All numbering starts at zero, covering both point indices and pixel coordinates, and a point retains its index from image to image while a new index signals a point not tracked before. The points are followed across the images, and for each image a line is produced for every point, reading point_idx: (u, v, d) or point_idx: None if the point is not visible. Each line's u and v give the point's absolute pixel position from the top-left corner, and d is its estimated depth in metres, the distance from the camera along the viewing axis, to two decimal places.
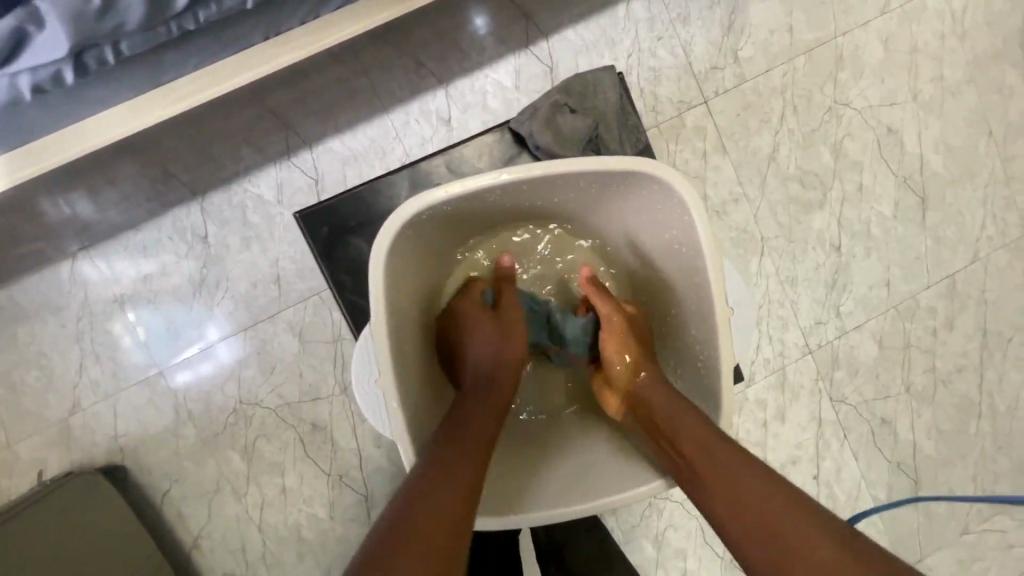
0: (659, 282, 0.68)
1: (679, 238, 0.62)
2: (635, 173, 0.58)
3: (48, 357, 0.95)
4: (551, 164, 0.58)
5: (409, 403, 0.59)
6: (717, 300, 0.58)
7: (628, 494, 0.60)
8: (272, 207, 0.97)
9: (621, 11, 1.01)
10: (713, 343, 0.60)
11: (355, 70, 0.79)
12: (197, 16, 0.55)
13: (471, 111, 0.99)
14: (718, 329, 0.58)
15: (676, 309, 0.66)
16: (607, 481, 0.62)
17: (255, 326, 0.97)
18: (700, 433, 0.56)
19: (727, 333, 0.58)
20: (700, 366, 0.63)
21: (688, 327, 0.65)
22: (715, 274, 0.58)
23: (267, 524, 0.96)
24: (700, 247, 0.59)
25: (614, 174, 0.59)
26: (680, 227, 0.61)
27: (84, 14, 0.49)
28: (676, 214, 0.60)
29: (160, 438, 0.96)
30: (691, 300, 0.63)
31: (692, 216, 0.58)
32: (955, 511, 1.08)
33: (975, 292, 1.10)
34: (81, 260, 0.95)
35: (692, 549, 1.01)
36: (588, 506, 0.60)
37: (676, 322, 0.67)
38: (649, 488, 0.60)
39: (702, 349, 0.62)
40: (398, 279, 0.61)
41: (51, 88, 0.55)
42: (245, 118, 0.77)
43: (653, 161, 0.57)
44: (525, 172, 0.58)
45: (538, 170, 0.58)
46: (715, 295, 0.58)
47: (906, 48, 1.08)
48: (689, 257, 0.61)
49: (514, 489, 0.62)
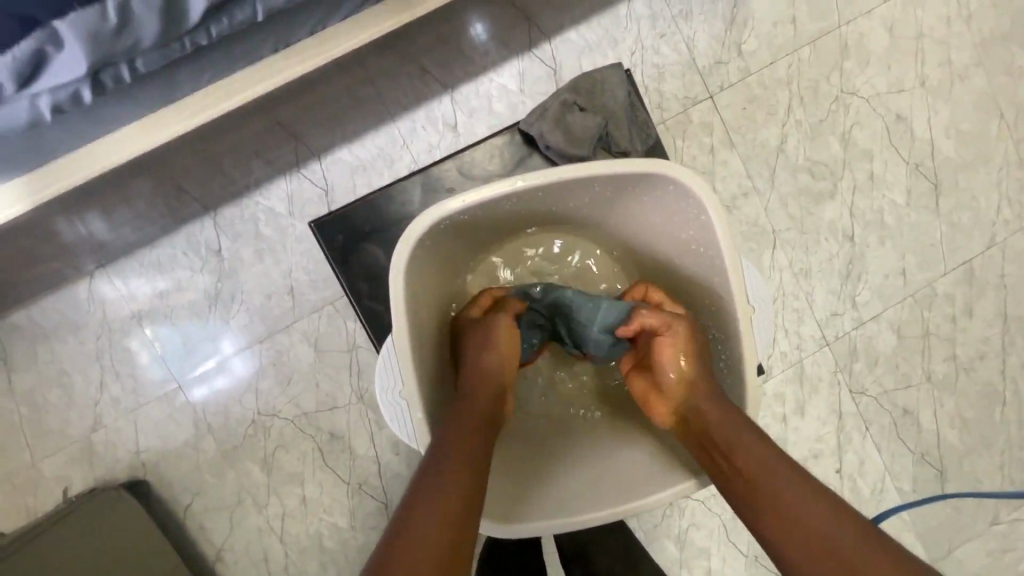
0: (677, 283, 0.68)
1: (695, 238, 0.62)
2: (651, 176, 0.58)
3: (69, 375, 0.96)
4: (565, 170, 0.58)
5: (433, 412, 0.59)
6: (737, 298, 0.58)
7: (640, 501, 0.60)
8: (284, 219, 0.97)
9: (623, 9, 1.01)
10: (735, 341, 0.60)
11: (362, 79, 0.79)
12: (210, 31, 0.55)
13: (477, 115, 0.99)
14: (740, 326, 0.58)
15: (694, 309, 0.66)
16: (617, 490, 0.63)
17: (271, 338, 0.98)
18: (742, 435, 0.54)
19: (749, 330, 0.58)
20: (723, 365, 0.63)
21: (707, 326, 0.65)
22: (734, 272, 0.58)
23: (289, 534, 0.96)
24: (718, 245, 0.59)
25: (630, 177, 0.59)
26: (697, 226, 0.61)
27: (100, 34, 0.49)
28: (691, 214, 0.60)
29: (180, 452, 0.97)
30: (711, 300, 0.63)
31: (710, 216, 0.58)
32: (983, 501, 1.06)
33: (993, 277, 1.08)
34: (99, 278, 0.97)
35: (716, 547, 1.00)
36: (599, 514, 0.60)
37: (695, 322, 0.67)
38: (659, 493, 0.61)
39: (723, 347, 0.62)
40: (418, 290, 0.61)
41: (70, 107, 0.57)
42: (256, 131, 0.78)
43: (668, 163, 0.57)
44: (541, 178, 0.58)
45: (552, 176, 0.58)
46: (736, 293, 0.58)
47: (911, 34, 1.07)
48: (706, 256, 0.61)
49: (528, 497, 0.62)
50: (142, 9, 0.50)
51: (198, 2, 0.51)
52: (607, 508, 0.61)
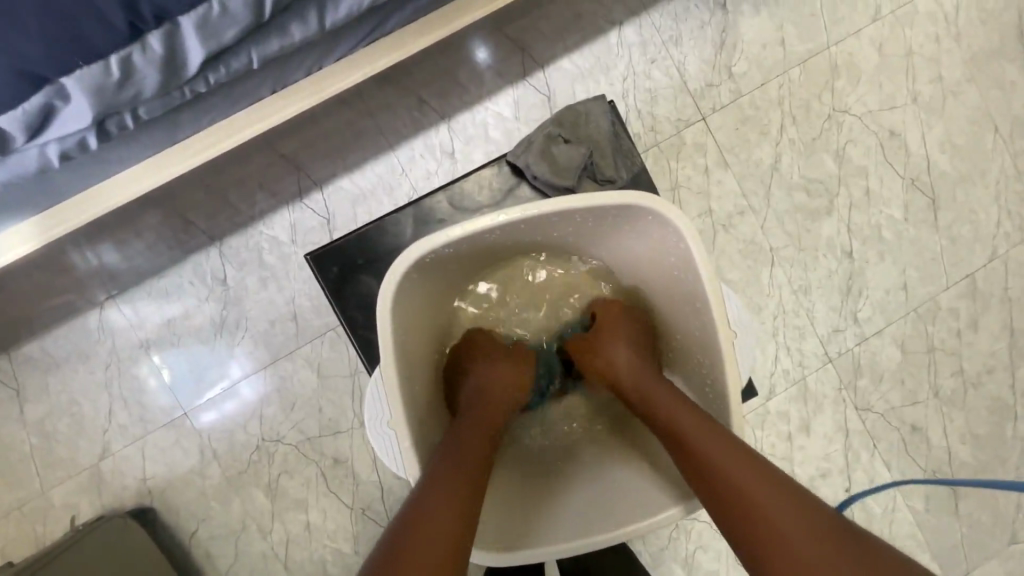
0: (664, 308, 0.69)
1: (677, 265, 0.63)
2: (630, 207, 0.59)
3: (79, 404, 0.98)
4: (546, 202, 0.59)
5: (420, 441, 0.60)
6: (720, 324, 0.58)
7: (645, 522, 0.59)
8: (287, 247, 1.00)
9: (613, 37, 1.04)
10: (717, 366, 0.59)
11: (359, 113, 0.82)
12: (208, 79, 0.59)
13: (474, 143, 1.02)
14: (722, 353, 0.58)
15: (681, 336, 0.67)
16: (597, 521, 0.61)
17: (276, 363, 0.99)
18: (701, 435, 0.53)
19: (731, 355, 0.58)
20: (708, 390, 0.63)
21: (693, 352, 0.65)
22: (715, 299, 0.58)
23: (293, 561, 0.97)
24: (698, 272, 0.59)
25: (610, 208, 0.60)
26: (679, 254, 0.61)
27: (104, 88, 0.52)
28: (673, 241, 0.61)
29: (187, 479, 0.98)
30: (695, 326, 0.63)
31: (689, 243, 0.59)
32: (998, 520, 1.03)
33: (997, 290, 1.07)
34: (109, 308, 0.99)
35: (723, 570, 0.99)
36: (574, 547, 0.58)
37: (682, 348, 0.67)
38: (636, 526, 0.59)
39: (709, 372, 0.62)
40: (406, 321, 0.63)
41: (77, 153, 0.60)
42: (258, 165, 0.81)
43: (645, 192, 0.58)
44: (523, 211, 0.59)
45: (533, 209, 0.59)
46: (719, 319, 0.58)
47: (901, 52, 1.09)
48: (689, 282, 0.62)
49: (505, 523, 0.61)
50: (143, 63, 0.52)
51: (197, 55, 0.54)
52: (606, 532, 0.59)
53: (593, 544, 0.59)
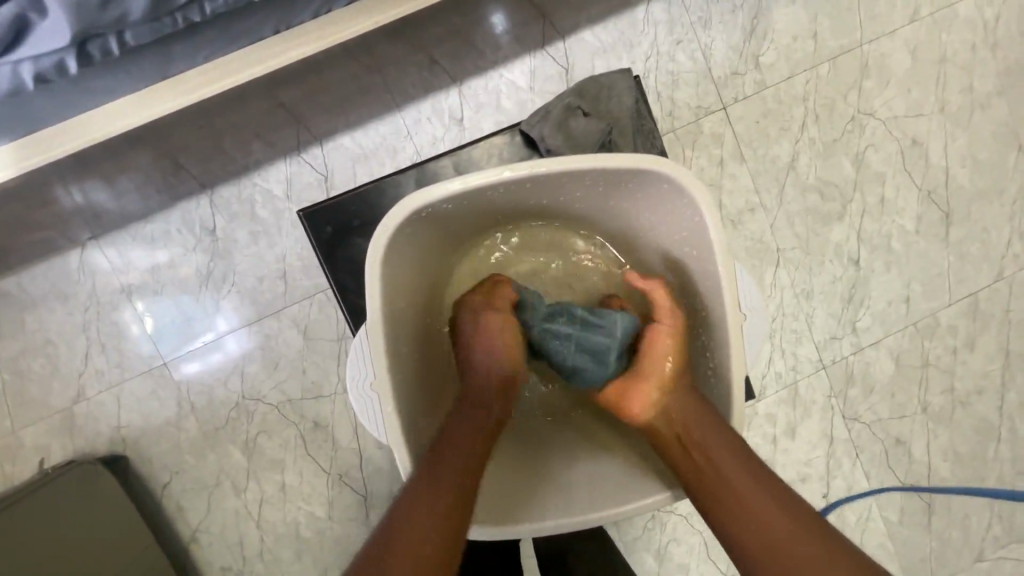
0: (666, 283, 0.66)
1: (690, 240, 0.60)
2: (645, 173, 0.56)
3: (54, 345, 0.95)
4: (557, 160, 0.55)
5: (403, 402, 0.57)
6: (729, 304, 0.56)
7: (637, 503, 0.57)
8: (281, 203, 0.96)
9: (640, 13, 0.99)
10: (723, 347, 0.57)
11: (366, 67, 0.78)
12: (203, 8, 0.54)
13: (485, 110, 0.97)
14: (729, 333, 0.56)
15: (684, 315, 0.65)
16: (590, 498, 0.59)
17: (262, 321, 0.96)
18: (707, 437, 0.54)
19: (739, 338, 0.56)
20: (710, 374, 0.61)
21: (696, 332, 0.63)
22: (727, 279, 0.56)
23: (266, 520, 0.96)
24: (712, 248, 0.56)
25: (625, 173, 0.57)
26: (691, 226, 0.59)
27: (85, 4, 0.48)
28: (688, 214, 0.58)
29: (162, 430, 0.96)
30: (702, 305, 0.61)
31: (704, 216, 0.56)
32: (968, 538, 1.04)
33: (997, 311, 1.06)
34: (91, 249, 0.95)
35: (694, 564, 0.99)
36: (560, 523, 0.57)
37: (685, 327, 0.65)
38: (625, 508, 0.57)
39: (713, 355, 0.60)
40: (396, 279, 0.59)
41: (54, 78, 0.55)
42: (257, 113, 0.77)
43: (663, 159, 0.55)
44: (531, 169, 0.56)
45: (542, 167, 0.56)
46: (728, 298, 0.56)
47: (935, 57, 1.05)
48: (700, 259, 0.59)
49: (491, 493, 0.59)
50: None
51: None
52: (599, 511, 0.57)
53: (585, 521, 0.57)
